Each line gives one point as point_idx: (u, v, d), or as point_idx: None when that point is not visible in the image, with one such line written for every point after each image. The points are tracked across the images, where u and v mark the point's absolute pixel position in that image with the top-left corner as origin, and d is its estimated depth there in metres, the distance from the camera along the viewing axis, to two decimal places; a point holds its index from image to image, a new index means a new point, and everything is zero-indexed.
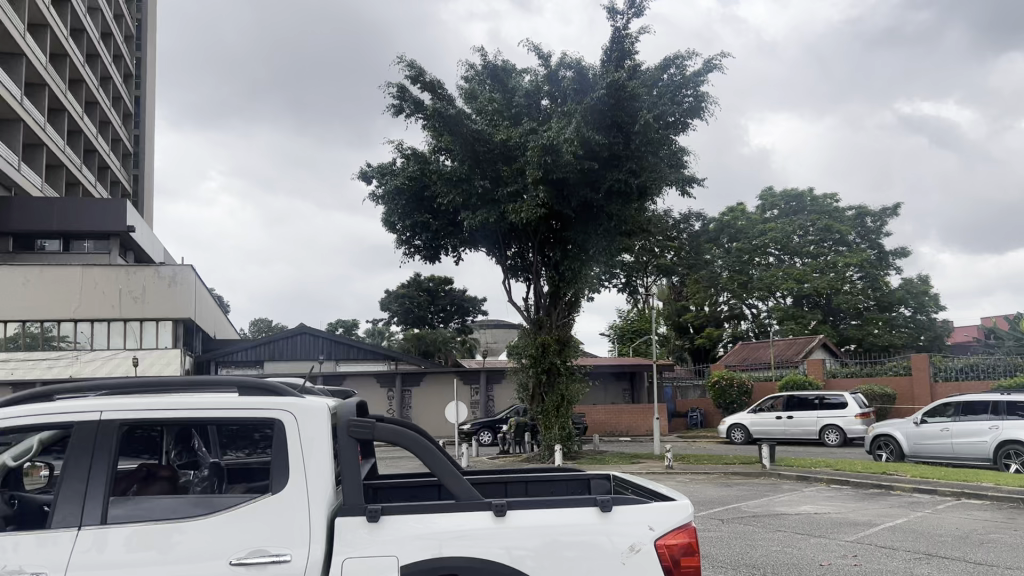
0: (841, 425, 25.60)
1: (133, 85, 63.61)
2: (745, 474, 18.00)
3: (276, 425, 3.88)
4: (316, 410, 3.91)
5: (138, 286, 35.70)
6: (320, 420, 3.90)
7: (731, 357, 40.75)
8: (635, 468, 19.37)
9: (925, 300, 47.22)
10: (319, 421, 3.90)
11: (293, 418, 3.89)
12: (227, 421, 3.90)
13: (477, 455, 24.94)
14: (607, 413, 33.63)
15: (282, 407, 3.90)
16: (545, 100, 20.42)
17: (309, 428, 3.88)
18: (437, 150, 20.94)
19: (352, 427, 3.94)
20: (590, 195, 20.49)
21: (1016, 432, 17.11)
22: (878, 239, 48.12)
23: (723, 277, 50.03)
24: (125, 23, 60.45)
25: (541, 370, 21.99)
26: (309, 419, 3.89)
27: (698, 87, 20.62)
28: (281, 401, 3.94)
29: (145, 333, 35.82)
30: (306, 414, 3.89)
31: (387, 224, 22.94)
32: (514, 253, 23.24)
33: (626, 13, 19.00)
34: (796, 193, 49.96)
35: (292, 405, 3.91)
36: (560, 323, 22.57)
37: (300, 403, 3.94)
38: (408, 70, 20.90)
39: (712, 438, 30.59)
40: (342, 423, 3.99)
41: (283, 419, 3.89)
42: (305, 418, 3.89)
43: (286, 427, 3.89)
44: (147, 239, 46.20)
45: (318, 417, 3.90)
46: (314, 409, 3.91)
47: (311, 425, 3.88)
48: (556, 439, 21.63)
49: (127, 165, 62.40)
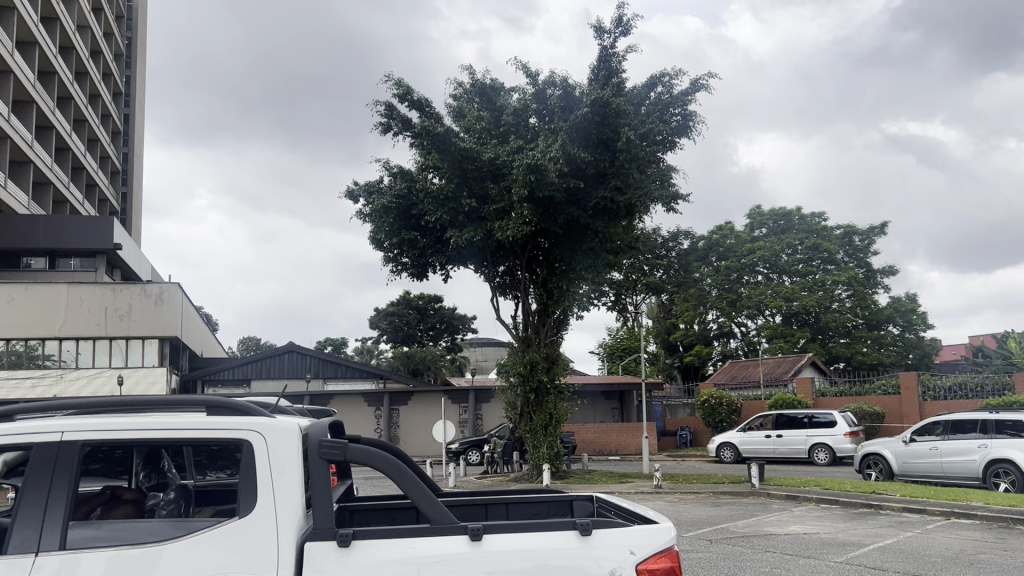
0: (830, 443, 25.49)
1: (121, 102, 63.54)
2: (735, 493, 17.85)
3: (243, 445, 3.76)
4: (287, 430, 3.79)
5: (124, 304, 35.36)
6: (291, 441, 3.77)
7: (721, 376, 40.65)
8: (622, 487, 19.18)
9: (913, 318, 47.49)
10: (290, 442, 3.78)
11: (261, 438, 3.76)
12: (194, 443, 3.78)
13: (464, 475, 24.69)
14: (596, 431, 33.42)
15: (251, 426, 3.78)
16: (533, 117, 20.39)
17: (280, 448, 3.75)
18: (424, 168, 20.85)
19: (322, 448, 3.80)
20: (577, 213, 20.41)
21: (1006, 450, 17.05)
22: (866, 258, 48.52)
23: (712, 295, 50.09)
24: (115, 41, 60.53)
25: (530, 388, 21.87)
26: (280, 438, 3.77)
27: (686, 106, 20.77)
28: (251, 420, 3.83)
29: (131, 351, 35.47)
30: (276, 433, 3.77)
31: (374, 241, 22.77)
32: (503, 270, 23.13)
33: (613, 32, 19.04)
34: (785, 211, 50.29)
35: (262, 424, 3.79)
36: (548, 340, 22.34)
37: (272, 421, 3.82)
38: (396, 89, 20.87)
39: (702, 456, 30.45)
40: (313, 443, 3.86)
41: (251, 439, 3.76)
42: (274, 437, 3.77)
43: (254, 449, 3.77)
44: (134, 257, 45.89)
45: (289, 437, 3.78)
46: (285, 429, 3.79)
47: (283, 444, 3.76)
48: (545, 457, 21.46)
49: (116, 183, 62.23)
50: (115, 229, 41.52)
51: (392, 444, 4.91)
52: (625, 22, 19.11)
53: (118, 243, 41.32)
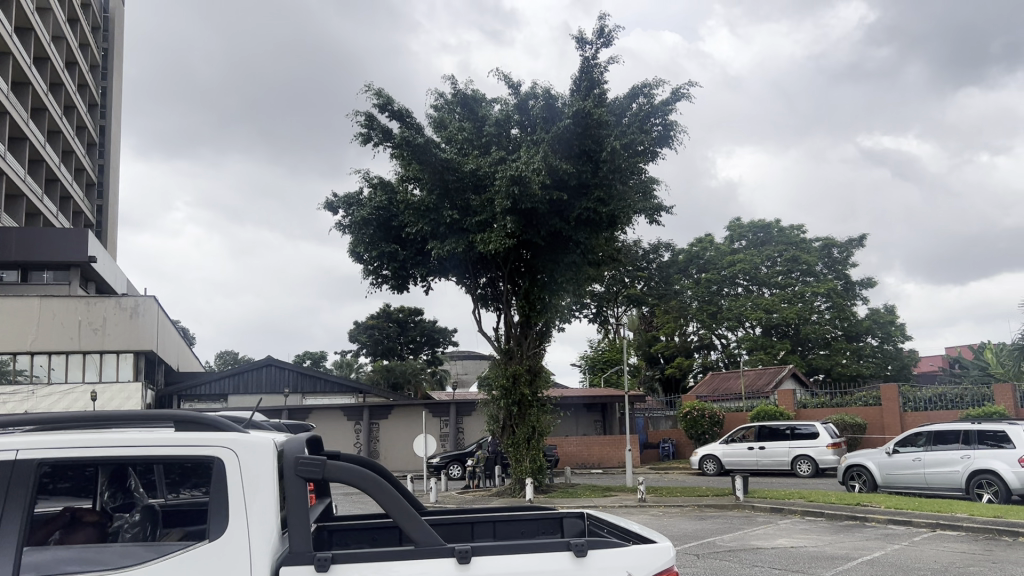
0: (812, 455, 25.45)
1: (97, 114, 62.83)
2: (719, 506, 17.71)
3: (215, 463, 3.52)
4: (261, 446, 3.55)
5: (99, 318, 34.76)
6: (265, 458, 3.53)
7: (703, 388, 40.57)
8: (606, 501, 18.96)
9: (891, 329, 47.95)
10: (265, 459, 3.53)
11: (234, 455, 3.52)
12: (162, 461, 3.54)
13: (445, 490, 24.34)
14: (578, 444, 33.22)
15: (224, 442, 3.54)
16: (515, 128, 20.25)
17: (254, 464, 3.51)
18: (405, 180, 20.65)
19: (299, 466, 3.55)
20: (559, 224, 20.26)
21: (988, 461, 17.03)
22: (845, 270, 48.87)
23: (693, 307, 50.12)
24: (91, 52, 59.97)
25: (512, 401, 21.65)
26: (254, 455, 3.53)
27: (666, 116, 20.72)
28: (224, 435, 3.59)
29: (106, 366, 34.74)
30: (249, 449, 3.53)
31: (354, 254, 22.44)
32: (485, 282, 22.90)
33: (595, 43, 18.96)
34: (763, 224, 50.55)
35: (235, 440, 3.55)
36: (530, 352, 22.12)
37: (246, 437, 3.58)
38: (376, 99, 20.66)
39: (685, 469, 30.29)
40: (289, 461, 3.61)
41: (223, 456, 3.52)
42: (248, 454, 3.53)
43: (226, 466, 3.52)
44: (109, 270, 45.19)
45: (264, 454, 3.53)
46: (258, 444, 3.54)
47: (257, 463, 3.52)
48: (527, 471, 21.21)
49: (91, 196, 61.45)
50: (90, 242, 40.91)
51: (373, 461, 4.69)
52: (606, 33, 19.05)
53: (93, 256, 40.65)
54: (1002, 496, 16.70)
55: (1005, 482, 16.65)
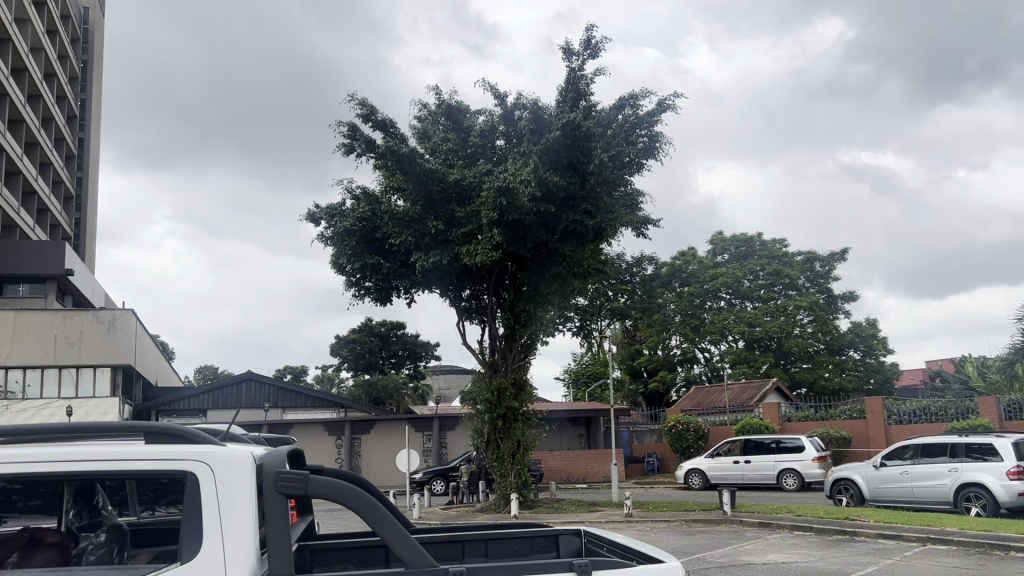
0: (798, 468, 25.33)
1: (76, 126, 62.07)
2: (706, 521, 17.51)
3: (188, 477, 3.23)
4: (238, 460, 3.26)
5: (75, 332, 34.17)
6: (242, 472, 3.24)
7: (687, 401, 40.39)
8: (592, 516, 18.71)
9: (873, 343, 48.28)
10: (242, 474, 3.24)
11: (210, 468, 3.24)
12: (133, 477, 3.26)
13: (428, 506, 23.95)
14: (562, 459, 32.94)
15: (198, 455, 3.25)
16: (500, 139, 20.17)
17: (231, 480, 3.22)
18: (389, 191, 20.43)
19: (279, 481, 3.27)
20: (545, 237, 20.07)
21: (976, 474, 16.96)
22: (827, 283, 49.14)
23: (676, 321, 50.10)
24: (70, 64, 59.30)
25: (497, 415, 21.39)
26: (230, 470, 3.24)
27: (652, 128, 20.64)
28: (198, 448, 3.30)
29: (82, 382, 34.14)
30: (226, 464, 3.24)
31: (336, 265, 22.14)
32: (469, 294, 22.66)
33: (582, 54, 18.87)
34: (746, 237, 50.75)
35: (211, 454, 3.26)
36: (515, 365, 21.88)
37: (222, 449, 3.30)
38: (359, 109, 20.46)
39: (670, 483, 30.08)
40: (269, 475, 3.33)
41: (197, 470, 3.24)
42: (223, 469, 3.24)
43: (200, 481, 3.23)
44: (87, 283, 44.46)
45: (241, 468, 3.24)
46: (235, 458, 3.26)
47: (232, 479, 3.23)
48: (512, 486, 20.92)
49: (70, 209, 60.70)
50: (67, 254, 40.24)
51: (358, 475, 4.42)
52: (593, 44, 18.98)
53: (70, 269, 40.00)
54: (990, 509, 16.62)
55: (993, 496, 16.59)
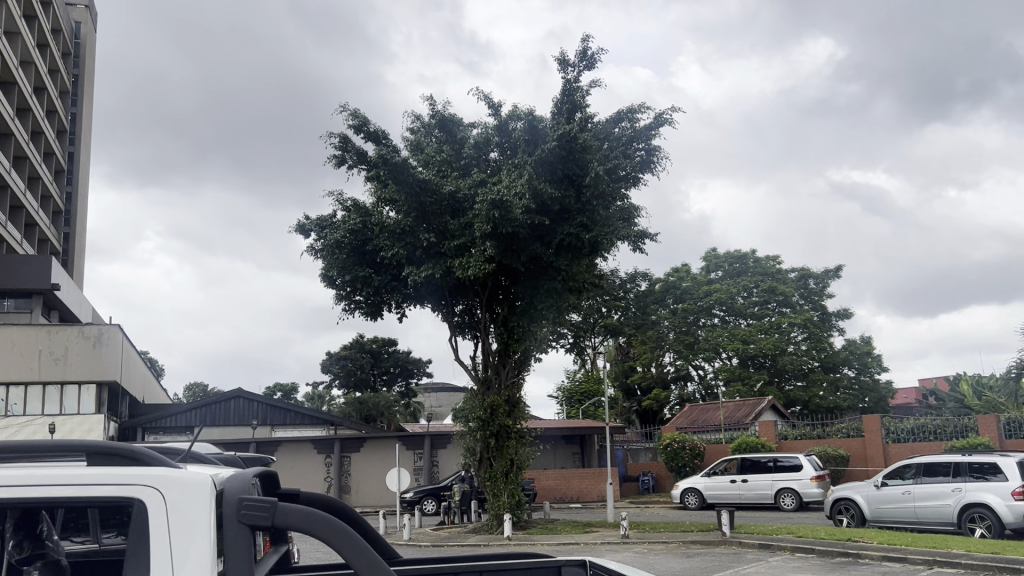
0: (796, 488, 24.89)
1: (66, 140, 61.61)
2: (705, 543, 17.04)
3: (135, 504, 2.73)
4: (196, 484, 2.76)
5: (61, 346, 33.48)
6: (200, 499, 2.74)
7: (681, 419, 39.92)
8: (588, 537, 18.17)
9: (868, 361, 48.07)
10: (201, 502, 2.73)
11: (160, 493, 2.73)
12: (80, 502, 2.76)
13: (419, 526, 23.38)
14: (557, 477, 32.42)
15: (148, 478, 2.75)
16: (494, 151, 19.85)
17: (187, 507, 2.72)
18: (380, 202, 20.05)
19: (245, 510, 2.82)
20: (540, 250, 19.69)
21: (979, 494, 16.57)
22: (821, 301, 48.88)
23: (669, 338, 49.63)
24: (60, 78, 58.95)
25: (490, 433, 20.91)
26: (187, 497, 2.73)
27: (649, 141, 20.35)
28: (150, 471, 2.80)
29: (67, 398, 33.52)
30: (182, 488, 2.73)
31: (326, 279, 21.69)
32: (461, 309, 22.26)
33: (577, 66, 18.59)
34: (739, 254, 50.57)
35: (162, 477, 2.76)
36: (509, 382, 21.41)
37: (178, 472, 2.80)
38: (351, 120, 20.11)
39: (666, 503, 29.56)
40: (231, 503, 2.85)
41: (145, 495, 2.73)
42: (178, 495, 2.73)
43: (148, 508, 2.74)
44: (73, 298, 43.86)
45: (199, 494, 2.74)
46: (192, 482, 2.75)
47: (189, 506, 2.72)
48: (505, 506, 20.39)
49: (58, 223, 60.07)
50: (54, 269, 39.65)
51: (345, 505, 4.01)
52: (588, 55, 18.69)
53: (56, 283, 39.40)
54: (995, 531, 16.21)
55: (998, 516, 16.18)
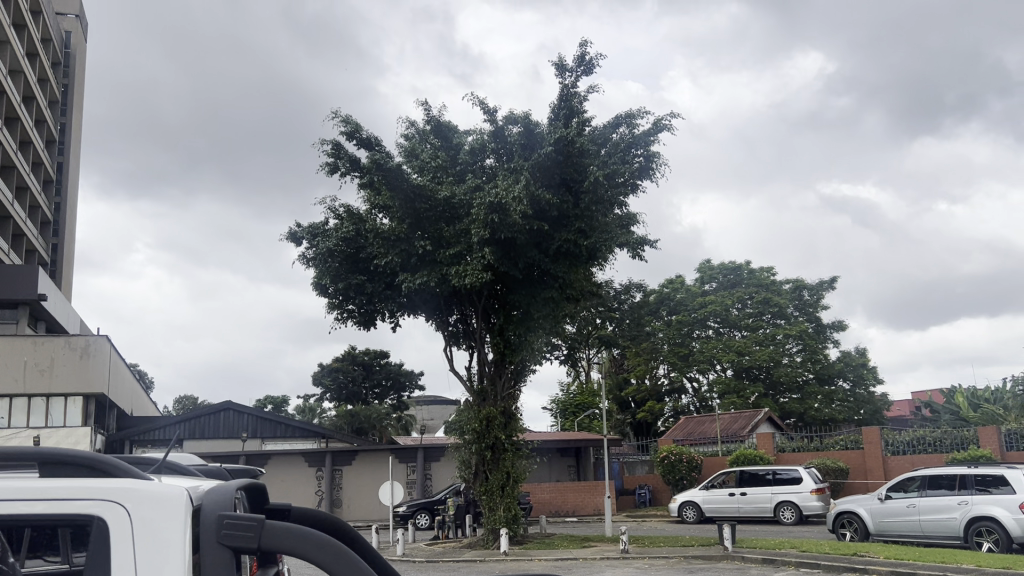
0: (796, 501, 24.51)
1: (56, 150, 61.05)
2: (707, 558, 16.64)
3: (94, 522, 2.33)
4: (171, 498, 2.35)
5: (48, 358, 33.00)
6: (174, 516, 2.34)
7: (677, 431, 39.49)
8: (586, 552, 17.74)
9: (863, 373, 47.93)
10: (175, 517, 2.34)
11: (124, 511, 2.33)
12: (29, 522, 2.34)
13: (413, 541, 22.89)
14: (551, 491, 31.98)
15: (110, 493, 2.35)
16: (490, 157, 19.52)
17: (158, 524, 2.32)
18: (374, 209, 19.68)
19: (225, 529, 2.41)
20: (537, 257, 19.37)
21: (986, 508, 16.22)
22: (816, 312, 48.71)
23: (664, 349, 49.21)
24: (50, 88, 58.45)
25: (486, 445, 20.49)
26: (160, 513, 2.33)
27: (648, 147, 20.03)
28: (115, 481, 2.39)
29: (53, 410, 32.89)
30: (153, 504, 2.33)
31: (319, 287, 21.27)
32: (456, 319, 21.89)
33: (575, 70, 18.30)
34: (733, 266, 50.35)
35: (128, 489, 2.35)
36: (505, 393, 21.03)
37: (149, 483, 2.40)
38: (343, 126, 19.76)
39: (662, 517, 29.14)
40: (207, 520, 2.46)
41: (109, 511, 2.33)
42: (150, 510, 2.33)
43: (111, 527, 2.33)
44: (60, 309, 43.19)
45: (174, 509, 2.34)
46: (166, 494, 2.35)
47: (162, 524, 2.32)
48: (501, 521, 19.94)
49: (47, 234, 59.45)
50: (41, 279, 39.00)
51: (345, 522, 3.55)
52: (586, 61, 18.40)
53: (43, 293, 38.78)
54: (1002, 545, 15.82)
55: (1006, 530, 15.81)
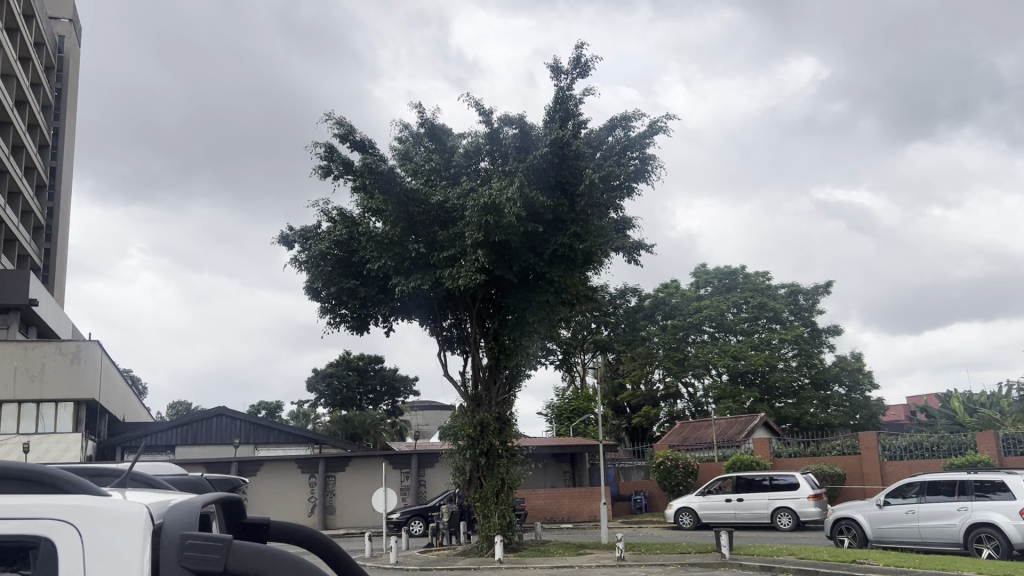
0: (793, 507, 24.34)
1: (48, 155, 60.69)
2: (703, 565, 16.44)
3: (42, 543, 2.13)
4: (129, 516, 2.16)
5: (37, 364, 32.53)
6: (133, 534, 2.14)
7: (673, 436, 39.31)
8: (582, 560, 17.51)
9: (859, 377, 47.85)
10: (134, 536, 2.14)
11: (73, 532, 2.14)
12: None
13: (407, 549, 22.61)
14: (547, 497, 31.76)
15: (60, 511, 2.15)
16: (485, 160, 19.34)
17: (114, 544, 2.12)
18: (367, 212, 19.45)
19: (185, 552, 2.22)
20: (532, 260, 19.16)
21: (986, 514, 16.07)
22: (811, 316, 48.63)
23: (659, 354, 49.03)
24: (42, 92, 58.11)
25: (480, 451, 20.25)
26: (118, 531, 2.14)
27: (644, 150, 19.86)
28: (66, 499, 2.20)
29: (43, 416, 32.54)
30: (110, 523, 2.14)
31: (311, 291, 21.04)
32: (450, 324, 21.70)
33: (571, 73, 18.14)
34: (729, 270, 50.18)
35: (81, 508, 2.16)
36: (499, 398, 20.81)
37: (104, 500, 2.20)
38: (336, 129, 19.56)
39: (658, 523, 28.93)
40: (168, 541, 2.26)
41: (58, 533, 2.13)
42: (105, 529, 2.14)
43: (57, 550, 2.13)
44: (52, 314, 42.82)
45: (132, 528, 2.14)
46: (124, 513, 2.16)
47: (119, 543, 2.13)
48: (496, 528, 19.70)
49: (39, 239, 59.07)
50: (32, 284, 38.62)
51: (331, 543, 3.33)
52: (582, 63, 18.25)
53: (34, 298, 38.41)
54: (1002, 551, 15.66)
55: (1006, 537, 15.65)
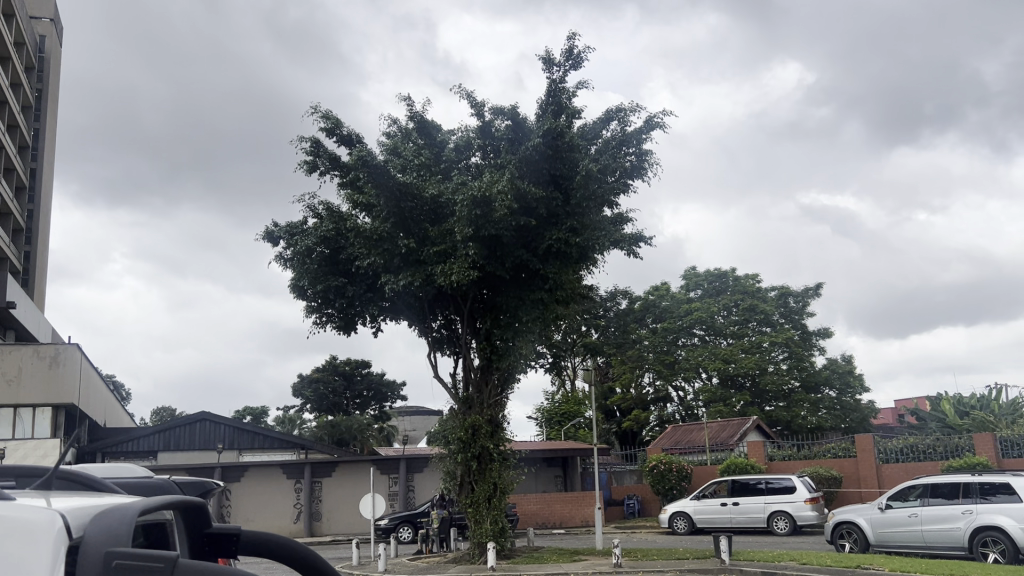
0: (790, 510, 23.90)
1: (28, 156, 59.73)
2: (703, 572, 15.91)
3: None
4: (37, 526, 2.14)
5: (13, 367, 31.64)
6: (41, 543, 2.12)
7: (664, 441, 38.76)
8: (577, 567, 16.95)
9: (849, 380, 47.61)
10: (41, 548, 2.11)
11: None
12: None
13: (396, 556, 22.06)
14: (538, 502, 31.21)
15: None
16: (476, 154, 18.94)
17: (23, 558, 2.10)
18: (354, 208, 18.87)
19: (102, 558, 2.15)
20: (526, 257, 18.66)
21: (993, 517, 15.62)
22: (802, 319, 48.36)
23: (649, 357, 48.57)
24: (23, 92, 57.15)
25: (471, 455, 19.67)
26: (24, 541, 2.11)
27: (640, 144, 19.38)
28: None
29: (19, 421, 31.65)
30: (19, 534, 2.12)
31: (297, 289, 20.43)
32: (440, 324, 21.18)
33: (563, 65, 17.66)
34: (719, 272, 49.77)
35: None
36: (491, 401, 20.24)
37: (16, 509, 2.19)
38: (323, 122, 19.00)
39: (652, 528, 28.39)
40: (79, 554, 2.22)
41: None
42: (12, 538, 2.12)
43: None
44: (30, 317, 41.94)
45: (40, 538, 2.12)
46: (32, 524, 2.13)
47: (27, 551, 2.11)
48: (488, 534, 19.12)
49: (19, 241, 57.98)
50: (9, 286, 37.69)
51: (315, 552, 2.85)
52: (575, 54, 17.78)
53: (11, 301, 37.50)
54: (1009, 555, 15.21)
55: (1012, 540, 15.22)
